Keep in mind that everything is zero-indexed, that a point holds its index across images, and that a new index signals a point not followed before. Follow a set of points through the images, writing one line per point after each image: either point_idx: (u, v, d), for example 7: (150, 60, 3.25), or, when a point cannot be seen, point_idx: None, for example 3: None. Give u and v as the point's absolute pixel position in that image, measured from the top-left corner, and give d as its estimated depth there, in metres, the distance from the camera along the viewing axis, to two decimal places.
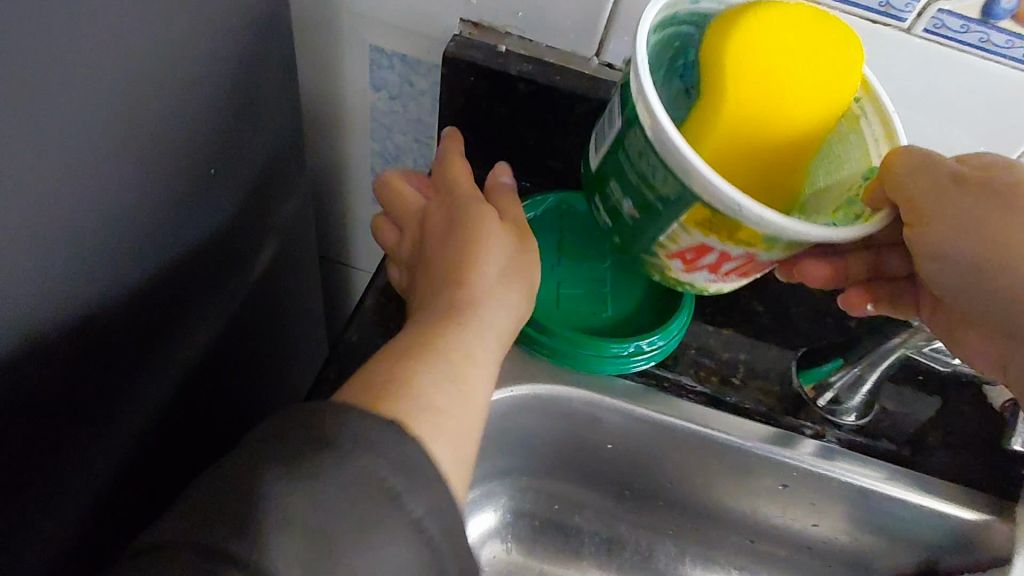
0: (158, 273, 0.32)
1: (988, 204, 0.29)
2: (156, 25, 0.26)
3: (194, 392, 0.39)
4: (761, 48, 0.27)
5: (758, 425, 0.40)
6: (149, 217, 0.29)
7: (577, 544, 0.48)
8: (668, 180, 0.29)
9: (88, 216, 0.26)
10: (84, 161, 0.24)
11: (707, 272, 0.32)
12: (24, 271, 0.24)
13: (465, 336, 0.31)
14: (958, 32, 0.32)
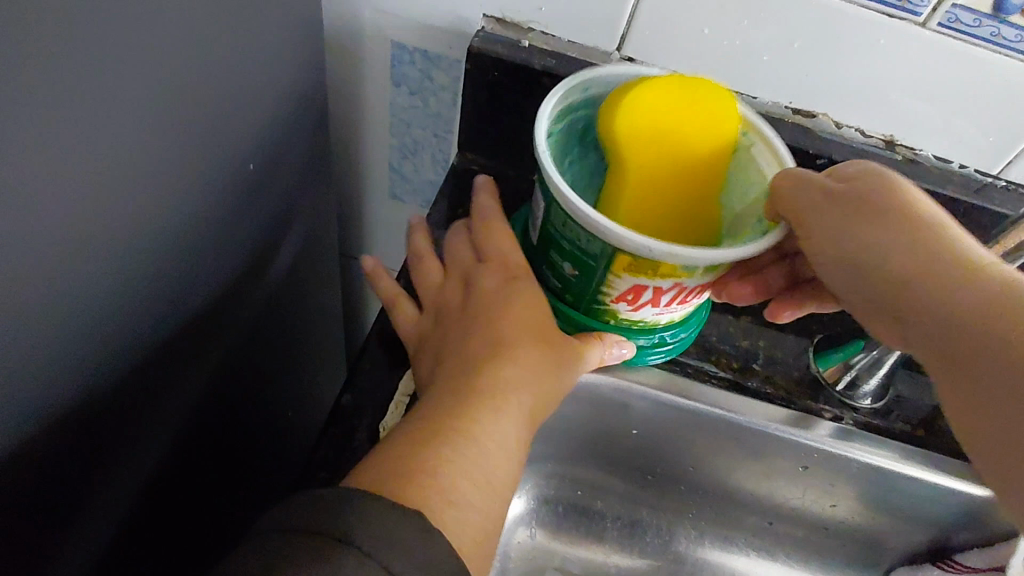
0: (183, 307, 0.40)
1: (845, 209, 0.37)
2: (242, 51, 0.38)
3: (205, 422, 0.47)
4: (645, 111, 0.40)
5: (781, 409, 0.47)
6: (185, 224, 0.37)
7: (600, 527, 0.55)
8: (591, 239, 0.37)
9: (141, 177, 0.32)
10: (141, 132, 0.31)
11: (651, 307, 0.40)
12: (108, 263, 0.32)
13: (474, 403, 0.35)
14: (971, 25, 0.42)
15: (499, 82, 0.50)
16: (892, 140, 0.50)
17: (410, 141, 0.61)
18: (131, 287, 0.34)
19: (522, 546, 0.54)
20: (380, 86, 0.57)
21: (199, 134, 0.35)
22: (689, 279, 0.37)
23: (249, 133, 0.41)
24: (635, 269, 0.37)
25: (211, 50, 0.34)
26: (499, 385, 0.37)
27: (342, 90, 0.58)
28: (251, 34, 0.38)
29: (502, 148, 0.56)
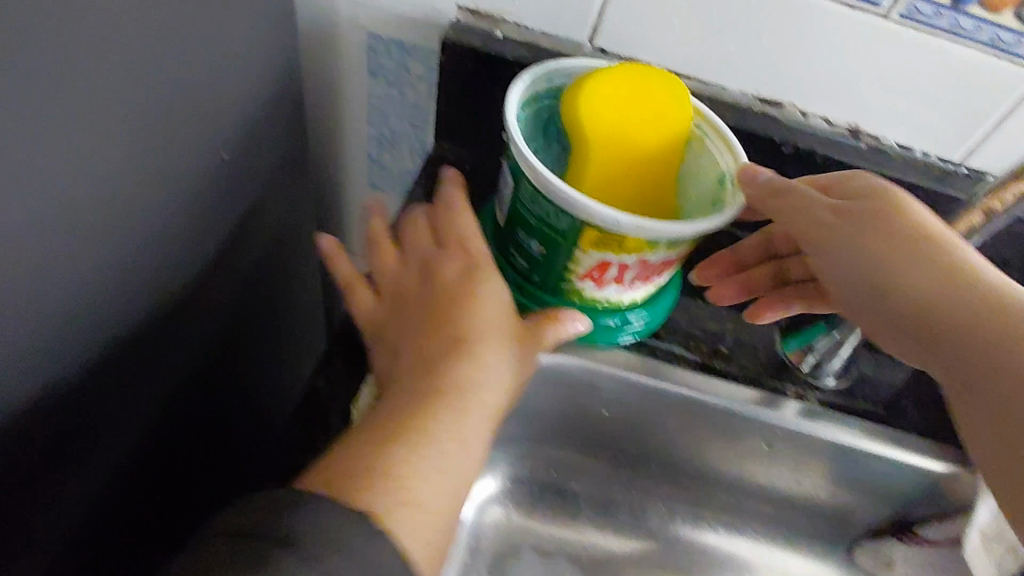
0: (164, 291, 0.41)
1: (865, 230, 0.40)
2: (217, 41, 0.38)
3: (184, 402, 0.49)
4: (605, 102, 0.44)
5: (748, 389, 0.49)
6: (158, 213, 0.38)
7: (574, 506, 0.56)
8: (561, 216, 0.40)
9: (112, 166, 0.32)
10: (112, 121, 0.32)
11: (615, 284, 0.44)
12: (77, 251, 0.32)
13: (424, 415, 0.36)
14: (932, 16, 0.43)
15: (473, 72, 0.51)
16: (857, 128, 0.52)
17: (389, 131, 0.62)
18: (98, 275, 0.34)
19: (500, 525, 0.55)
20: (357, 76, 0.57)
21: (171, 125, 0.36)
22: (654, 253, 0.41)
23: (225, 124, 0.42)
24: (601, 244, 0.40)
25: (179, 39, 0.35)
26: (465, 382, 0.38)
27: (322, 81, 0.59)
28: (222, 23, 0.38)
29: (478, 137, 0.56)
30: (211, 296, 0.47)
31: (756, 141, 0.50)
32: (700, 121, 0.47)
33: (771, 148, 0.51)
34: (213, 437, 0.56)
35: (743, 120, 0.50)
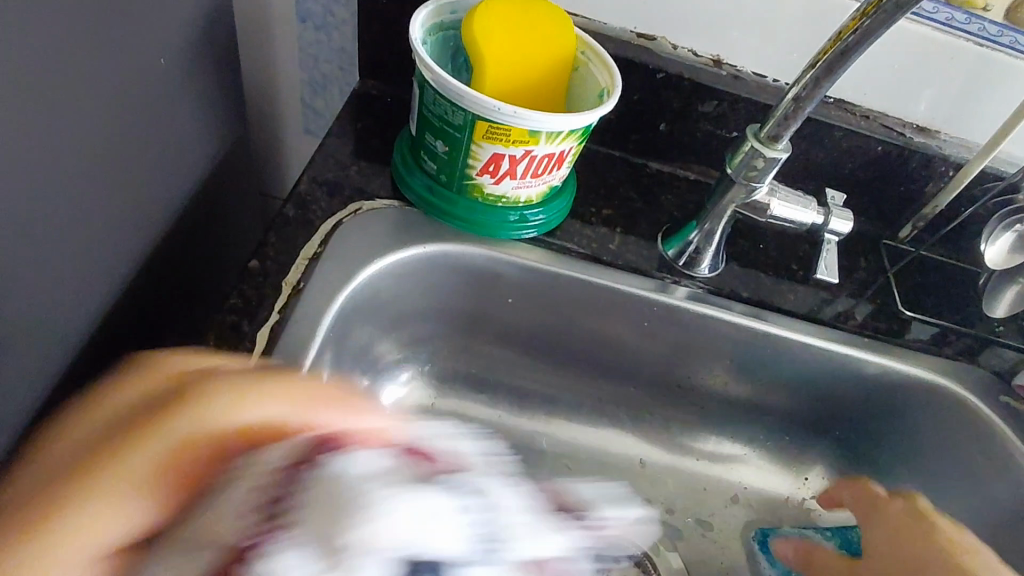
0: (88, 178, 0.43)
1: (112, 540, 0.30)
2: None
3: (106, 323, 0.49)
4: (497, 25, 0.51)
5: (636, 277, 0.57)
6: (99, 108, 0.43)
7: (492, 395, 0.63)
8: (455, 113, 0.48)
9: (54, 60, 0.38)
10: (55, 17, 0.37)
11: (510, 179, 0.51)
12: (30, 134, 0.37)
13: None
14: None
15: (387, 10, 0.58)
16: (719, 60, 0.59)
17: (319, 75, 0.68)
18: (48, 154, 0.39)
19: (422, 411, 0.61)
20: (287, 21, 0.63)
21: (97, 28, 0.41)
22: (537, 145, 0.48)
23: (160, 40, 0.48)
24: (491, 136, 0.48)
25: None
26: None
27: (252, 24, 0.64)
28: None
29: (397, 72, 0.63)
30: (127, 222, 0.48)
31: (634, 68, 0.59)
32: (582, 47, 0.55)
33: (647, 74, 0.59)
34: None
35: (622, 50, 0.58)
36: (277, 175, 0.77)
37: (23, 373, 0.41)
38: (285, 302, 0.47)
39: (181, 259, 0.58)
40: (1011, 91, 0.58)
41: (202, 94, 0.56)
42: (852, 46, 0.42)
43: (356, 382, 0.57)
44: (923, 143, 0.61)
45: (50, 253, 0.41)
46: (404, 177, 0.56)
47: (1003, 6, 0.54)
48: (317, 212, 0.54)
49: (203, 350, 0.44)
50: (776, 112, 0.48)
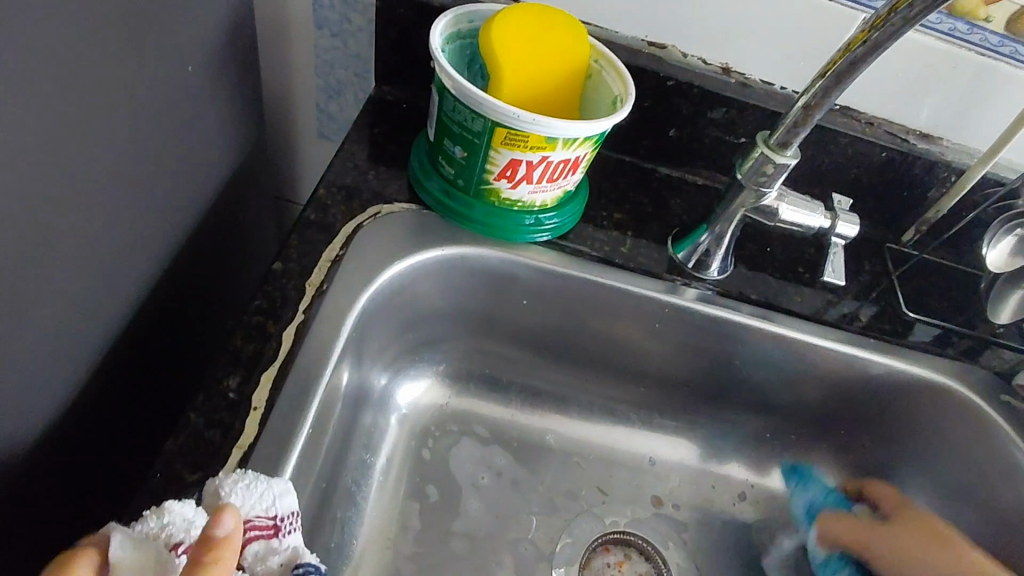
0: (118, 182, 0.44)
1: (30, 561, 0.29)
2: None
3: (135, 324, 0.50)
4: (513, 34, 0.53)
5: (647, 280, 0.59)
6: (129, 114, 0.44)
7: (505, 394, 0.64)
8: (474, 119, 0.49)
9: (89, 69, 0.39)
10: (91, 27, 0.38)
11: (526, 184, 0.53)
12: (66, 140, 0.38)
13: None
14: None
15: (404, 18, 0.60)
16: (728, 67, 0.61)
17: (334, 81, 0.69)
18: (83, 159, 0.40)
19: (438, 410, 0.62)
20: (304, 28, 0.65)
21: (127, 37, 0.42)
22: (554, 151, 0.50)
23: (184, 48, 0.49)
24: (509, 142, 0.49)
25: None
26: None
27: (269, 32, 0.65)
28: None
29: (412, 79, 0.64)
30: (154, 225, 0.50)
31: (645, 76, 0.61)
32: (595, 55, 0.56)
33: (657, 81, 0.61)
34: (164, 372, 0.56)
35: (634, 58, 0.60)
36: (292, 179, 0.79)
37: (60, 373, 0.43)
38: (309, 303, 0.49)
39: (205, 262, 0.59)
40: (1014, 99, 0.60)
41: (224, 101, 0.57)
42: (861, 57, 0.43)
43: (374, 381, 0.58)
44: (926, 148, 0.63)
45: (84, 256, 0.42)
46: (421, 181, 0.57)
47: (1004, 18, 0.56)
48: (337, 216, 0.55)
49: (230, 349, 0.45)
50: (786, 120, 0.49)
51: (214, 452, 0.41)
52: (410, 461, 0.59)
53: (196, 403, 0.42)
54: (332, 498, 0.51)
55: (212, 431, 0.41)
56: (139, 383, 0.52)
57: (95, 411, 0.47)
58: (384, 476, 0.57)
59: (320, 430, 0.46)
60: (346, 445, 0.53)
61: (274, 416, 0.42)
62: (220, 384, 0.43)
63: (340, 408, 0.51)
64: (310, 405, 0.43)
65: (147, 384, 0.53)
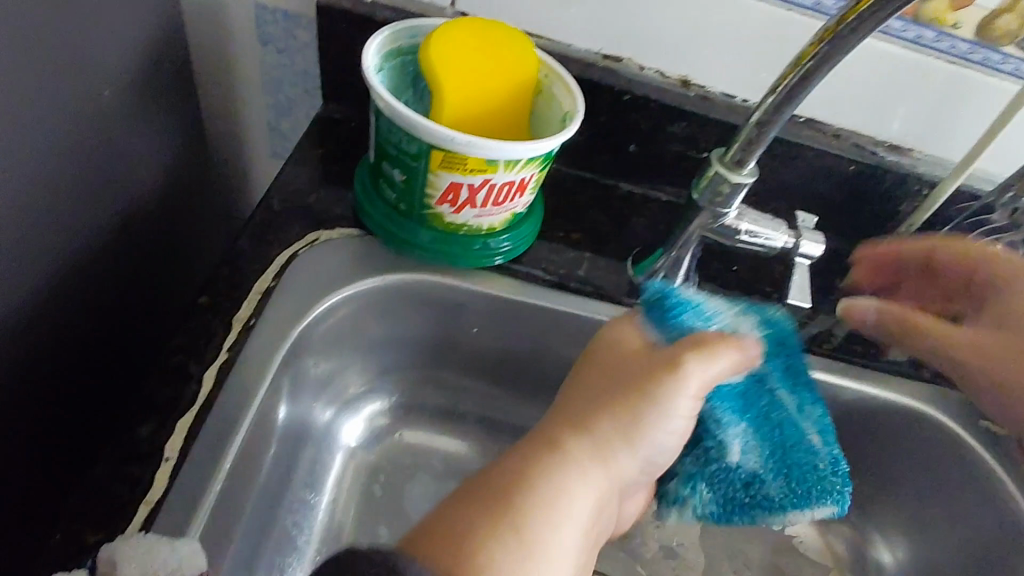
0: (22, 222, 0.41)
1: None
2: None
3: (51, 361, 0.47)
4: (455, 48, 0.50)
5: (604, 304, 0.56)
6: (34, 150, 0.41)
7: (461, 424, 0.61)
8: (410, 141, 0.46)
9: None
10: None
11: (470, 208, 0.50)
12: None
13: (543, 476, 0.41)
14: None
15: (348, 33, 0.57)
16: (688, 80, 0.58)
17: (283, 98, 0.65)
18: None
19: (389, 443, 0.59)
20: (248, 44, 0.61)
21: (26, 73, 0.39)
22: (496, 173, 0.47)
23: (104, 72, 0.46)
24: (448, 164, 0.47)
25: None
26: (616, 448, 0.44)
27: (211, 49, 0.62)
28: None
29: (361, 95, 0.61)
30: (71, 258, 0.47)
31: (601, 89, 0.58)
32: (545, 70, 0.54)
33: (613, 95, 0.58)
34: (89, 407, 0.54)
35: (588, 72, 0.57)
36: (244, 197, 0.76)
37: None
38: (235, 340, 0.46)
39: (136, 290, 0.56)
40: (988, 108, 0.57)
41: (154, 124, 0.54)
42: (812, 72, 0.40)
43: (317, 415, 0.55)
44: (897, 161, 0.60)
45: None
46: (364, 205, 0.54)
47: (973, 23, 0.53)
48: (273, 242, 0.52)
49: (146, 392, 0.43)
50: (740, 137, 0.46)
51: (119, 508, 0.38)
52: (357, 498, 0.56)
53: (103, 453, 0.40)
54: (264, 543, 0.48)
55: (119, 484, 0.39)
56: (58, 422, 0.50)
57: (3, 456, 0.45)
58: (329, 516, 0.54)
59: (244, 477, 0.43)
60: (282, 486, 0.50)
61: (189, 467, 0.40)
62: (132, 432, 0.41)
63: (273, 449, 0.48)
64: (228, 453, 0.41)
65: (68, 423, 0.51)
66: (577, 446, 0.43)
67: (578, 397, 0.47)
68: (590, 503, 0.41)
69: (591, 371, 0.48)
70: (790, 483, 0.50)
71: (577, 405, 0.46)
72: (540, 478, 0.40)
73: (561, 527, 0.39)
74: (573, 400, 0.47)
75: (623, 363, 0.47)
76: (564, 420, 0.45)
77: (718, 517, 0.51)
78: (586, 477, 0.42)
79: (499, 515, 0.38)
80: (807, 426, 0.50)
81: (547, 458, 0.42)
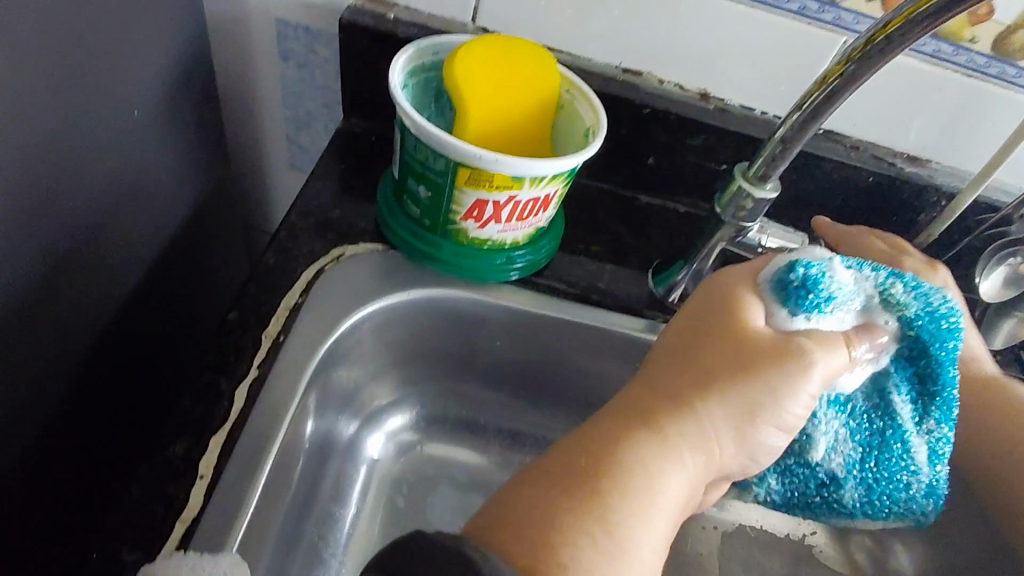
0: (53, 242, 0.42)
1: None
2: (103, 21, 0.42)
3: (83, 377, 0.48)
4: (479, 65, 0.50)
5: (626, 318, 0.56)
6: (64, 170, 0.41)
7: (483, 435, 0.61)
8: (436, 159, 0.47)
9: (9, 134, 0.36)
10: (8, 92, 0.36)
11: (495, 223, 0.50)
12: None
13: (643, 453, 0.37)
14: None
15: (369, 50, 0.57)
16: (706, 93, 0.59)
17: (303, 112, 0.66)
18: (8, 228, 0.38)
19: (411, 455, 0.60)
20: (268, 60, 0.62)
21: (56, 96, 0.39)
22: (521, 190, 0.48)
23: (130, 92, 0.47)
24: (474, 182, 0.47)
25: (63, 15, 0.39)
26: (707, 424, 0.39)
27: (232, 65, 0.63)
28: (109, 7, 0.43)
29: (381, 110, 0.62)
30: (102, 275, 0.47)
31: (620, 103, 0.58)
32: (567, 85, 0.54)
33: (632, 108, 0.58)
34: (118, 422, 0.54)
35: (608, 86, 0.58)
36: (263, 210, 0.76)
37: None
38: (265, 356, 0.46)
39: (161, 305, 0.57)
40: (1005, 120, 0.57)
41: (179, 141, 0.55)
42: (839, 89, 0.41)
43: (343, 429, 0.55)
44: (914, 172, 0.61)
45: (19, 321, 0.40)
46: (388, 220, 0.54)
47: (990, 38, 0.53)
48: (299, 258, 0.53)
49: (179, 411, 0.43)
50: (763, 152, 0.47)
51: (156, 527, 0.39)
52: (382, 510, 0.57)
53: (139, 472, 0.40)
54: (293, 558, 0.49)
55: (156, 502, 0.39)
56: (89, 438, 0.50)
57: (37, 474, 0.46)
58: (355, 529, 0.55)
59: (275, 492, 0.44)
60: (310, 500, 0.51)
61: (223, 484, 0.41)
62: (166, 450, 0.41)
63: (301, 464, 0.48)
64: (261, 471, 0.42)
65: (98, 439, 0.52)
66: (679, 430, 0.38)
67: (683, 364, 0.41)
68: (683, 490, 0.37)
69: (698, 335, 0.41)
70: (867, 493, 0.51)
71: (682, 373, 0.40)
72: (634, 459, 0.36)
73: (652, 520, 0.35)
74: (678, 363, 0.41)
75: (739, 335, 0.41)
76: (667, 386, 0.40)
77: (780, 504, 0.54)
78: (682, 464, 0.37)
79: (591, 508, 0.34)
80: (915, 440, 0.49)
81: (642, 436, 0.37)
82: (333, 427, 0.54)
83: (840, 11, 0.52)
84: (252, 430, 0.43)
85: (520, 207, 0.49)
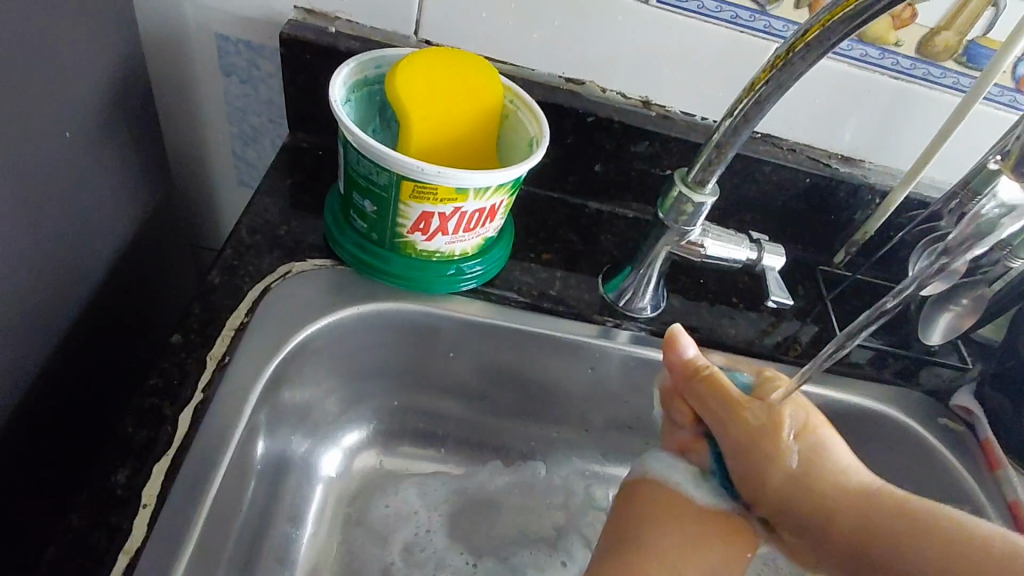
0: None
1: None
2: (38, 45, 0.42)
3: (23, 406, 0.46)
4: (421, 77, 0.50)
5: (578, 324, 0.56)
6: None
7: (439, 445, 0.62)
8: (378, 172, 0.47)
9: None
10: None
11: (442, 235, 0.50)
12: None
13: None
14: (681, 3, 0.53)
15: (312, 64, 0.57)
16: (648, 100, 0.60)
17: (248, 128, 0.65)
18: None
19: (369, 470, 0.60)
20: (210, 77, 0.61)
21: None
22: (465, 201, 0.48)
23: (66, 111, 0.46)
24: (419, 195, 0.47)
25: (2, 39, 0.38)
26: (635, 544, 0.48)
27: (173, 83, 0.62)
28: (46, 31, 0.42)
29: (327, 124, 0.61)
30: (40, 302, 0.46)
31: (565, 112, 0.59)
32: (510, 96, 0.55)
33: (577, 117, 0.59)
34: (58, 451, 0.52)
35: (552, 96, 0.59)
36: (209, 227, 0.75)
37: None
38: (210, 378, 0.46)
39: (101, 330, 0.55)
40: (931, 120, 0.60)
41: (118, 162, 0.54)
42: (766, 96, 0.42)
43: (295, 447, 0.55)
44: (849, 172, 0.63)
45: None
46: (335, 236, 0.54)
47: (914, 40, 0.55)
48: (245, 276, 0.52)
49: (120, 438, 0.42)
50: (700, 158, 0.48)
51: (97, 560, 0.37)
52: (340, 527, 0.57)
53: (80, 502, 0.39)
54: None
55: (96, 535, 0.38)
56: (30, 467, 0.49)
57: None
58: (310, 547, 0.54)
59: (224, 517, 0.43)
60: (264, 520, 0.50)
61: (168, 511, 0.40)
62: (108, 480, 0.40)
63: (252, 485, 0.48)
64: (207, 495, 0.41)
65: (38, 469, 0.50)
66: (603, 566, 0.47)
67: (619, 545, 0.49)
68: None
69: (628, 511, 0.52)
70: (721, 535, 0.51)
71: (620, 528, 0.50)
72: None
73: None
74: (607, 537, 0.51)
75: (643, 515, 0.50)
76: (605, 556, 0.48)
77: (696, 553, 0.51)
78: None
79: None
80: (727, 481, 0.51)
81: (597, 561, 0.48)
82: (284, 445, 0.53)
83: (770, 20, 0.54)
84: (195, 457, 0.42)
85: (467, 218, 0.49)
